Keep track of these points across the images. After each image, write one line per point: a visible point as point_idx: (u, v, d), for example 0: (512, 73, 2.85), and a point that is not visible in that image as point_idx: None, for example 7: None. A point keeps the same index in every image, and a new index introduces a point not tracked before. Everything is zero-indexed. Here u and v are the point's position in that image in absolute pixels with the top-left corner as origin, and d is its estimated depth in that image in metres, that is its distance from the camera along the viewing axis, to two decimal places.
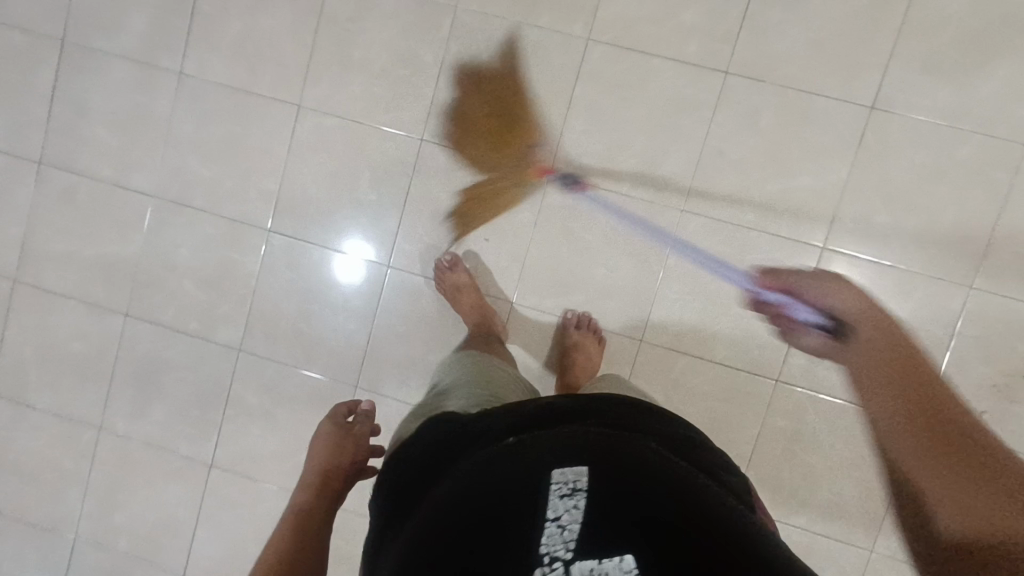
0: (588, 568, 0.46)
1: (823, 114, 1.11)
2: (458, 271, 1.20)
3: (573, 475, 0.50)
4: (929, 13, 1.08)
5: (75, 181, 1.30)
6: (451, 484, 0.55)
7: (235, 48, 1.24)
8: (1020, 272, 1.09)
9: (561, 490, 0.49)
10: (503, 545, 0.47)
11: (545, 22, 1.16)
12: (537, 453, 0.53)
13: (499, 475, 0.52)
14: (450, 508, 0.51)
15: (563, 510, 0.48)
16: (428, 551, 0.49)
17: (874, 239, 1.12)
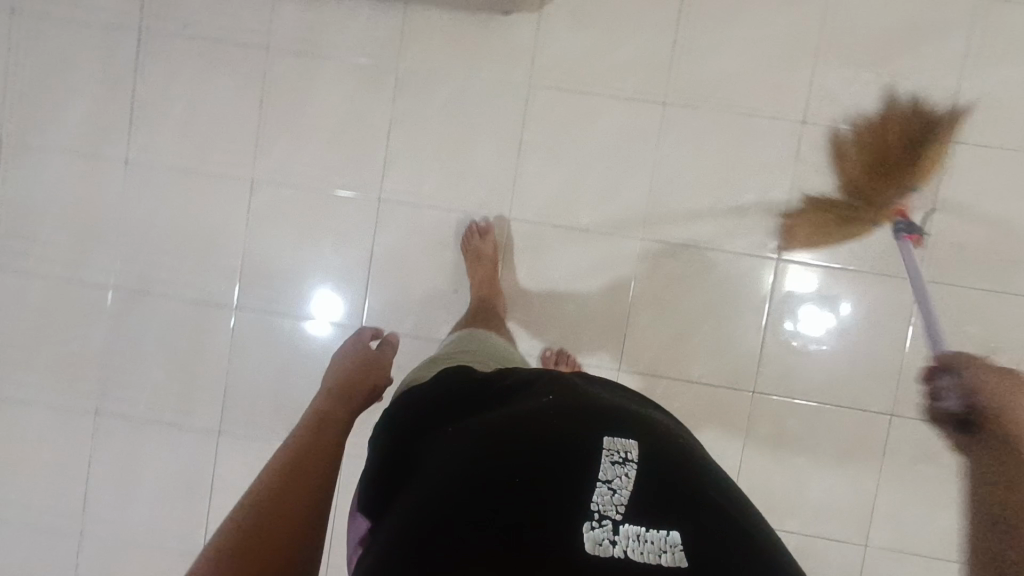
0: (635, 532, 0.51)
1: (760, 132, 1.17)
2: (487, 239, 1.19)
3: (624, 446, 0.58)
4: (843, 28, 1.14)
5: (27, 282, 1.26)
6: (497, 425, 0.63)
7: (180, 130, 1.23)
8: (962, 259, 1.15)
9: (613, 457, 0.56)
10: (558, 491, 0.54)
11: (486, 73, 1.19)
12: (587, 417, 0.62)
13: (554, 429, 0.60)
14: (506, 448, 0.58)
15: (614, 475, 0.55)
16: (482, 478, 0.56)
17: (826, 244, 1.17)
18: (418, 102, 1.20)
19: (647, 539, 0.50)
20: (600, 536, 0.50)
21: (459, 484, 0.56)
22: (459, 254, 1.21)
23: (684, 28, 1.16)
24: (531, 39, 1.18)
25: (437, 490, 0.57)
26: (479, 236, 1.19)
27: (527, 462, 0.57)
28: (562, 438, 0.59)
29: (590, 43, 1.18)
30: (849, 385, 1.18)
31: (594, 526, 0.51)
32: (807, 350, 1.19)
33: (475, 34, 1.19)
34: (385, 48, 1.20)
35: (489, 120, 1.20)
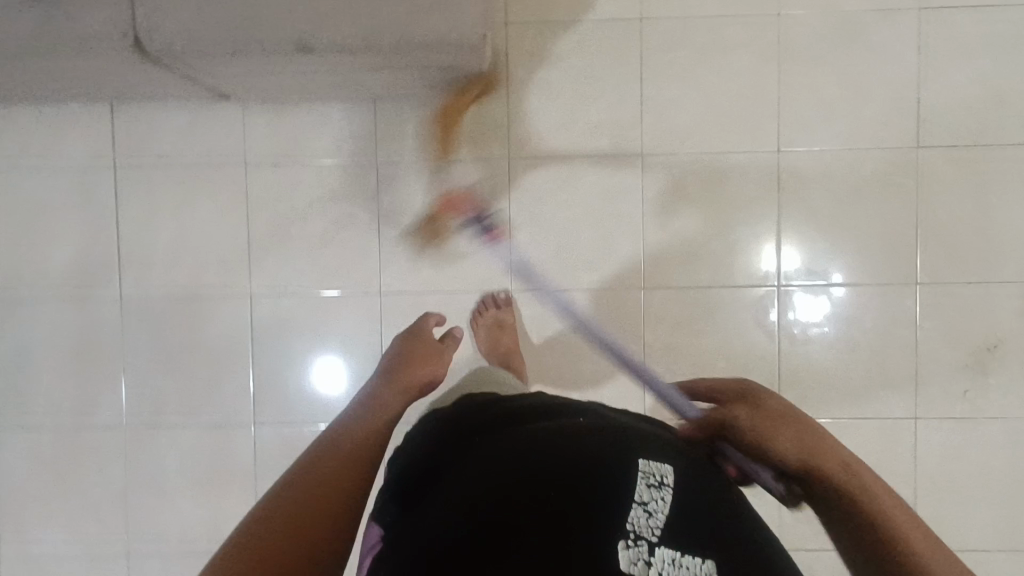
0: (670, 556, 0.56)
1: (739, 169, 1.19)
2: (507, 311, 1.20)
3: (660, 470, 0.61)
4: (801, 59, 1.18)
5: (38, 435, 1.24)
6: (532, 438, 0.65)
7: (169, 258, 1.23)
8: (954, 259, 1.18)
9: (650, 480, 0.60)
10: (597, 508, 0.58)
11: (465, 154, 1.21)
12: (622, 436, 0.65)
13: (592, 445, 0.63)
14: (543, 460, 0.61)
15: (651, 498, 0.59)
16: (523, 492, 0.59)
17: (821, 264, 1.20)
18: (403, 195, 1.21)
19: (681, 564, 0.56)
20: (636, 558, 0.55)
21: (499, 500, 0.59)
22: (479, 322, 1.19)
23: (649, 82, 1.19)
24: (503, 115, 1.20)
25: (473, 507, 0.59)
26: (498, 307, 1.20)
27: (568, 479, 0.60)
28: (600, 455, 0.62)
29: (562, 110, 1.20)
30: (868, 397, 1.20)
31: (630, 546, 0.56)
32: (822, 370, 1.20)
33: (448, 119, 1.20)
34: (362, 146, 1.20)
35: (475, 200, 1.21)
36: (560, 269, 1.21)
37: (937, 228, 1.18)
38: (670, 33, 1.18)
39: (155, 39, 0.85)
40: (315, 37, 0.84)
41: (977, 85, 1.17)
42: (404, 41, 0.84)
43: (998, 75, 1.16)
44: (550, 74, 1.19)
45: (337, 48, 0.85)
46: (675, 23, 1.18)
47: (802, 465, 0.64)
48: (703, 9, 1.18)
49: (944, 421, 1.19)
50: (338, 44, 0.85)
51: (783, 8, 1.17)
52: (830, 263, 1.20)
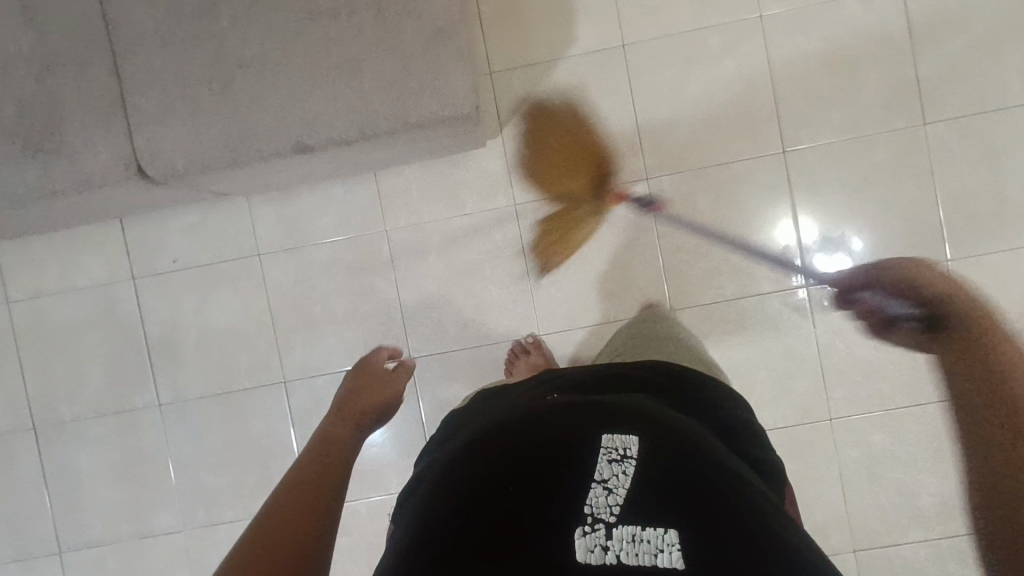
0: (629, 534, 0.51)
1: (747, 175, 1.18)
2: (537, 353, 1.18)
3: (625, 443, 0.58)
4: (789, 55, 1.17)
5: (100, 552, 1.25)
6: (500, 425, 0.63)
7: (199, 358, 1.23)
8: (981, 230, 1.15)
9: (612, 455, 0.56)
10: (554, 495, 0.54)
11: (472, 206, 1.20)
12: (589, 410, 0.62)
13: (552, 426, 0.60)
14: (501, 453, 0.58)
15: (611, 474, 0.55)
16: (481, 490, 0.56)
17: (845, 253, 1.17)
18: (416, 258, 1.21)
19: (642, 540, 0.51)
20: (591, 542, 0.51)
21: (461, 487, 0.57)
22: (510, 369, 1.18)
23: (641, 105, 1.18)
24: (501, 162, 1.20)
25: (440, 495, 0.58)
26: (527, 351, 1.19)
27: (526, 455, 0.57)
28: (564, 431, 0.59)
29: (559, 148, 1.19)
30: (919, 382, 1.17)
31: (587, 531, 0.51)
32: (867, 362, 1.18)
33: (447, 176, 1.20)
34: (368, 217, 1.21)
35: (488, 252, 1.21)
36: (585, 306, 1.21)
37: (958, 201, 1.16)
38: (654, 54, 1.18)
39: (157, 164, 0.86)
40: (312, 136, 0.85)
41: (974, 53, 1.14)
42: (399, 124, 0.84)
43: (994, 38, 1.14)
44: (542, 115, 1.19)
45: (332, 143, 0.85)
46: (658, 44, 1.17)
47: (925, 308, 0.74)
48: (684, 25, 1.17)
49: None
50: (335, 138, 0.85)
51: (763, 11, 1.16)
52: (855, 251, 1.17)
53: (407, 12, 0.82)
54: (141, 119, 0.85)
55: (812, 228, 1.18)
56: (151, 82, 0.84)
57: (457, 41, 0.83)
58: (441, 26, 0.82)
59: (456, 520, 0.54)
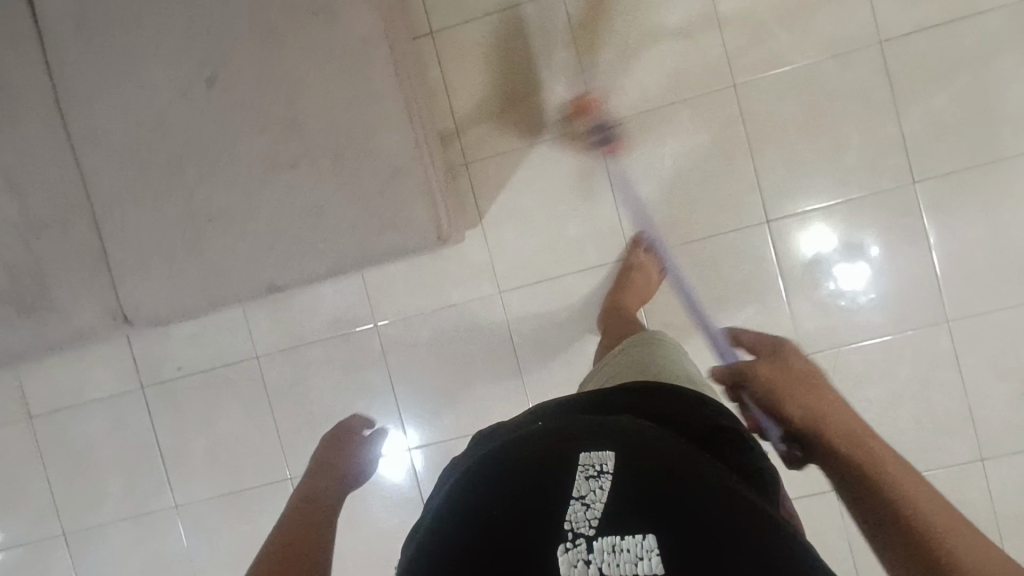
0: (610, 544, 0.49)
1: (734, 247, 1.16)
2: None
3: (601, 457, 0.54)
4: (765, 121, 1.14)
5: None
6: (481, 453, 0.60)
7: (210, 460, 1.28)
8: (980, 287, 1.12)
9: (588, 471, 0.53)
10: (531, 515, 0.51)
11: (458, 297, 1.22)
12: (566, 427, 0.58)
13: (532, 442, 0.57)
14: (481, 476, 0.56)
15: (588, 490, 0.52)
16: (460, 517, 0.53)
17: (865, 261, 1.14)
18: (408, 351, 1.23)
19: (623, 549, 0.49)
20: (572, 559, 0.49)
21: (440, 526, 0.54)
22: None
23: (620, 184, 1.18)
24: (484, 252, 1.21)
25: (423, 535, 0.55)
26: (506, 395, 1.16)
27: (501, 484, 0.54)
28: (540, 453, 0.55)
29: (540, 234, 1.19)
30: (925, 445, 1.14)
31: (568, 548, 0.49)
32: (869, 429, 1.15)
33: (433, 269, 1.22)
34: (359, 314, 1.23)
35: (478, 342, 1.22)
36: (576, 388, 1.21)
37: (955, 259, 1.12)
38: (629, 131, 1.17)
39: (140, 313, 0.89)
40: (284, 277, 0.87)
41: (962, 104, 1.10)
42: (367, 258, 0.86)
43: (982, 89, 1.09)
44: (520, 201, 1.19)
45: (304, 280, 0.88)
46: (631, 122, 1.17)
47: None
48: (657, 100, 1.15)
49: (1016, 453, 1.12)
50: (306, 275, 0.87)
51: (737, 79, 1.14)
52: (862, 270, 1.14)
53: (364, 153, 0.83)
54: (122, 274, 0.88)
55: (830, 235, 1.14)
56: (127, 237, 0.87)
57: (419, 176, 0.84)
58: (399, 164, 0.84)
59: (438, 554, 0.52)
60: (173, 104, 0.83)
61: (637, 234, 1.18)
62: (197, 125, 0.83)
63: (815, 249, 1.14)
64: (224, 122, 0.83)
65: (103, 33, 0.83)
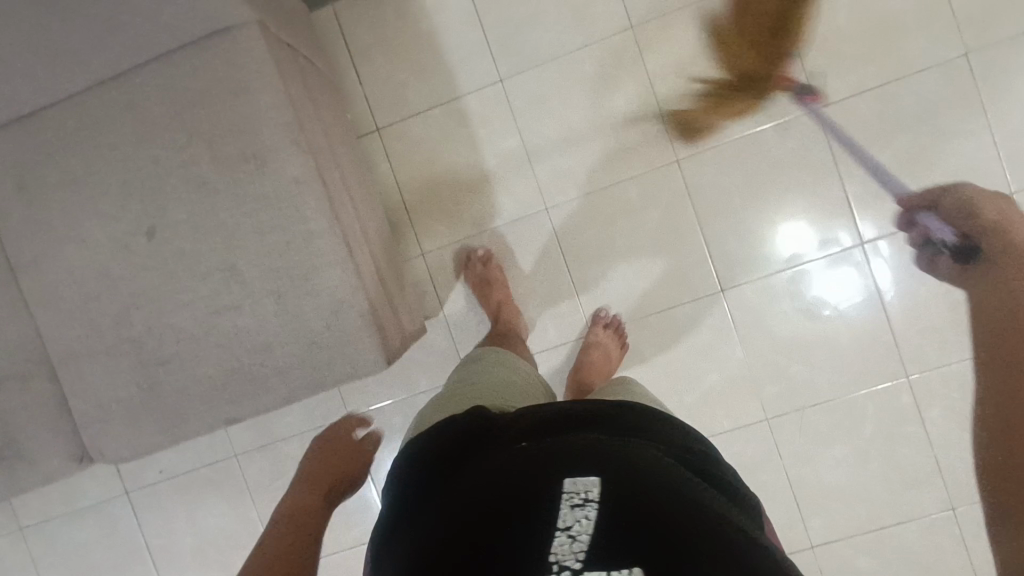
0: None
1: (691, 319, 1.17)
2: None
3: (586, 486, 0.51)
4: (710, 193, 1.15)
5: None
6: (460, 485, 0.56)
7: (199, 557, 1.31)
8: (938, 344, 1.12)
9: (573, 500, 0.49)
10: (513, 546, 0.47)
11: (426, 384, 1.23)
12: (552, 458, 0.55)
13: (515, 471, 0.54)
14: (462, 508, 0.52)
15: (573, 520, 0.48)
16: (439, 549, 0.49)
17: (852, 268, 1.13)
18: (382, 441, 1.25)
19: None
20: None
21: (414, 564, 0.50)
22: None
23: (575, 263, 1.19)
24: (447, 338, 1.23)
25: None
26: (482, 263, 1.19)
27: (482, 517, 0.50)
28: (524, 484, 0.52)
29: None
30: (897, 503, 1.15)
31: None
32: (839, 489, 1.16)
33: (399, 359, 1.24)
34: (331, 408, 1.26)
35: None
36: None
37: (910, 317, 1.13)
38: (578, 211, 1.18)
39: (105, 454, 0.92)
40: (240, 411, 0.89)
41: (901, 163, 1.11)
42: (318, 387, 0.89)
43: (921, 146, 1.10)
44: None
45: (259, 411, 0.90)
46: (580, 203, 1.18)
47: None
48: (602, 180, 1.17)
49: None
50: (260, 407, 0.90)
51: (681, 155, 1.15)
52: (831, 322, 1.14)
53: (305, 293, 0.85)
54: (84, 420, 0.91)
55: (811, 241, 1.14)
56: (85, 383, 0.89)
57: (362, 308, 0.86)
58: (340, 299, 0.86)
59: None
60: (116, 258, 0.86)
61: (596, 311, 1.19)
62: (140, 276, 0.86)
63: (795, 255, 1.14)
64: (167, 273, 0.86)
65: (46, 195, 0.86)
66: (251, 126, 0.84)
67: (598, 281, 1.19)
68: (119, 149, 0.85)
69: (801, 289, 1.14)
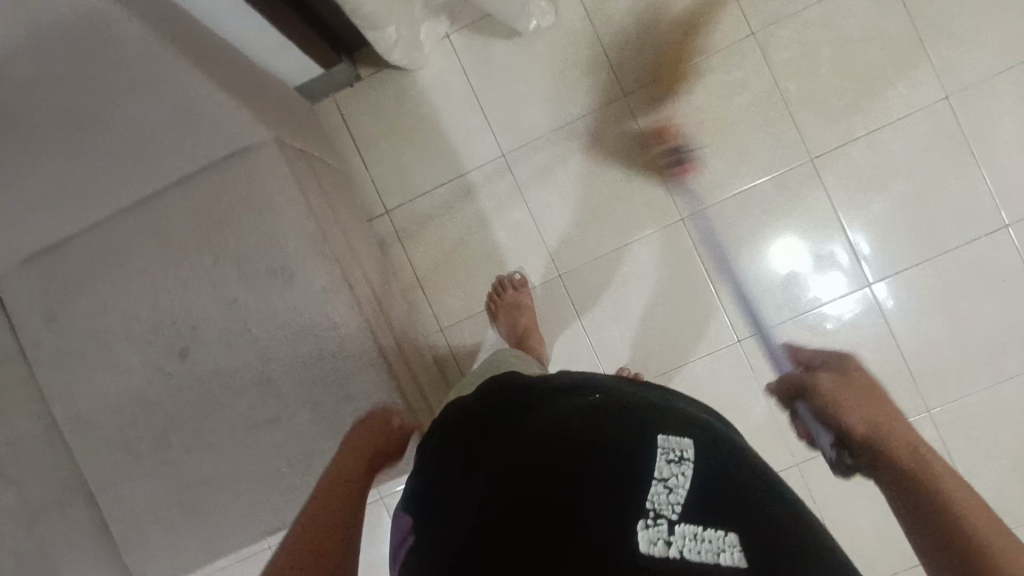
0: (691, 531, 0.49)
1: (710, 371, 1.20)
2: None
3: (681, 445, 0.54)
4: (717, 248, 1.18)
5: None
6: (546, 418, 0.59)
7: None
8: (952, 376, 1.16)
9: (669, 455, 0.53)
10: (611, 491, 0.51)
11: None
12: (643, 412, 0.59)
13: (603, 421, 0.57)
14: (551, 444, 0.55)
15: (671, 474, 0.52)
16: (533, 483, 0.53)
17: (839, 271, 1.17)
18: None
19: (704, 539, 0.49)
20: (655, 535, 0.48)
21: (509, 492, 0.53)
22: None
23: (592, 326, 1.21)
24: None
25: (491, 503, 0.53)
26: (517, 290, 1.19)
27: (583, 453, 0.54)
28: (620, 428, 0.56)
29: None
30: None
31: (649, 524, 0.49)
32: (874, 526, 1.17)
33: None
34: None
35: None
36: None
37: (922, 354, 1.17)
38: (591, 276, 1.21)
39: None
40: (284, 520, 0.89)
41: (898, 202, 1.16)
42: None
43: (913, 187, 1.15)
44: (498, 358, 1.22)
45: None
46: (592, 268, 1.20)
47: None
48: (610, 244, 1.20)
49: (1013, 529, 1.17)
50: None
51: (685, 214, 1.19)
52: None
53: (342, 400, 0.87)
54: (126, 543, 0.90)
55: (801, 253, 1.17)
56: (126, 507, 0.89)
57: (398, 409, 0.88)
58: (377, 402, 0.87)
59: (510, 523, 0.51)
60: (151, 380, 0.87)
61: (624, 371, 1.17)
62: (178, 397, 0.87)
63: (791, 271, 1.17)
64: (204, 391, 0.87)
65: (74, 324, 0.87)
66: (277, 241, 0.86)
67: (617, 342, 1.21)
68: (147, 273, 0.86)
69: (797, 301, 1.17)
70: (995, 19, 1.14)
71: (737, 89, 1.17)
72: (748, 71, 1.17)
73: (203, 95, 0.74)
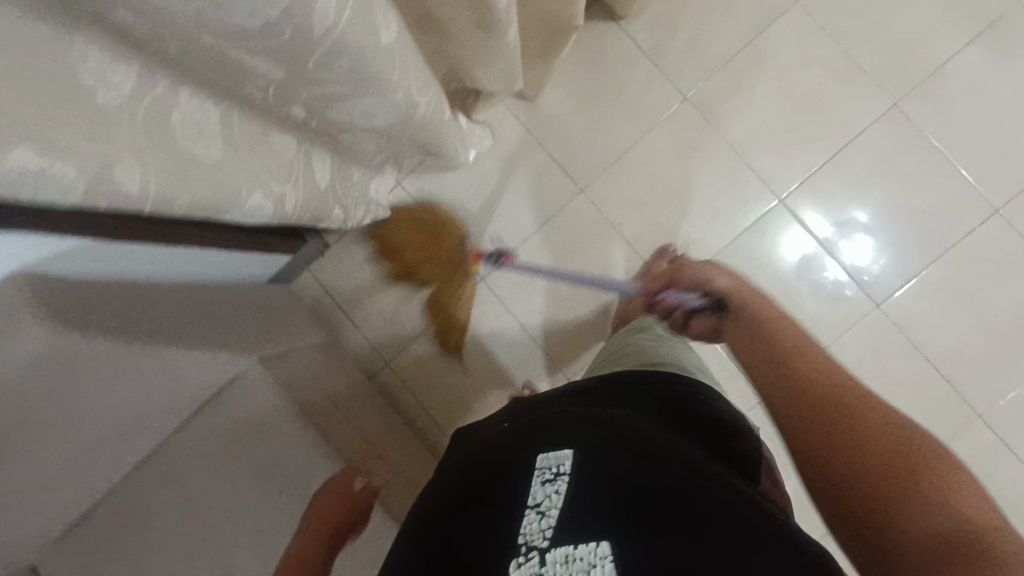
0: (563, 555, 0.47)
1: None
2: None
3: (559, 458, 0.52)
4: None
5: None
6: (467, 460, 0.60)
7: None
8: (992, 375, 1.12)
9: (544, 476, 0.51)
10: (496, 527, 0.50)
11: None
12: (546, 424, 0.58)
13: (504, 450, 0.57)
14: (458, 491, 0.56)
15: (543, 496, 0.50)
16: (441, 533, 0.53)
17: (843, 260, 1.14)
18: None
19: (576, 558, 0.46)
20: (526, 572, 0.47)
21: (422, 546, 0.53)
22: None
23: None
24: None
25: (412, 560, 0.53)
26: None
27: (477, 491, 0.54)
28: (517, 452, 0.56)
29: None
30: None
31: (521, 563, 0.47)
32: None
33: None
34: None
35: None
36: None
37: (954, 359, 1.12)
38: None
39: None
40: None
41: (880, 213, 1.14)
42: None
43: (889, 198, 1.13)
44: None
45: None
46: None
47: None
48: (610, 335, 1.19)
49: None
50: None
51: None
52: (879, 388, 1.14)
53: None
54: None
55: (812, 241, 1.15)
56: None
57: None
58: None
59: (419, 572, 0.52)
60: None
61: None
62: None
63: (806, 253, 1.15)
64: None
65: None
66: (286, 457, 0.88)
67: None
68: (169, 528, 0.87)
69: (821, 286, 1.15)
70: (917, 15, 1.13)
71: (686, 153, 1.17)
72: (692, 132, 1.17)
73: (183, 360, 0.77)
